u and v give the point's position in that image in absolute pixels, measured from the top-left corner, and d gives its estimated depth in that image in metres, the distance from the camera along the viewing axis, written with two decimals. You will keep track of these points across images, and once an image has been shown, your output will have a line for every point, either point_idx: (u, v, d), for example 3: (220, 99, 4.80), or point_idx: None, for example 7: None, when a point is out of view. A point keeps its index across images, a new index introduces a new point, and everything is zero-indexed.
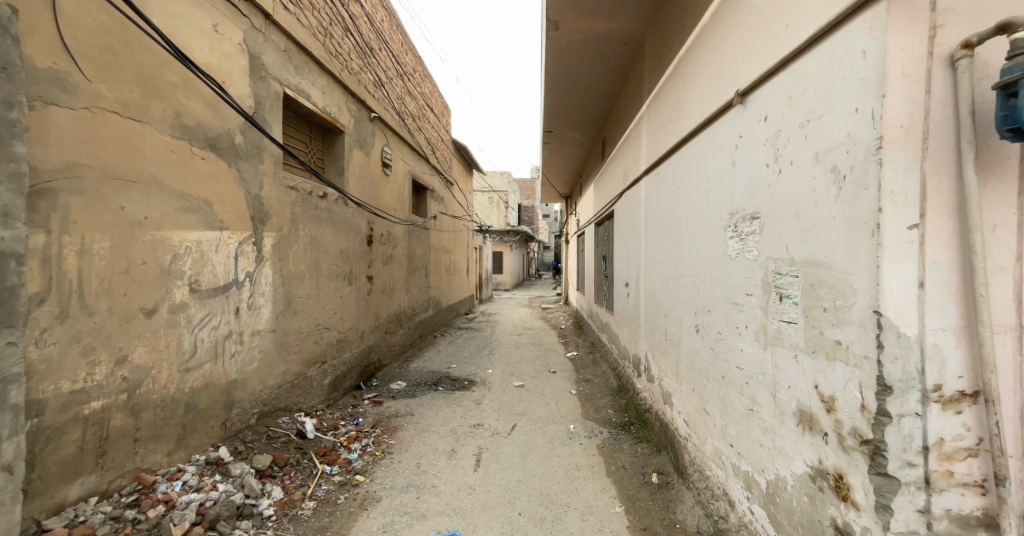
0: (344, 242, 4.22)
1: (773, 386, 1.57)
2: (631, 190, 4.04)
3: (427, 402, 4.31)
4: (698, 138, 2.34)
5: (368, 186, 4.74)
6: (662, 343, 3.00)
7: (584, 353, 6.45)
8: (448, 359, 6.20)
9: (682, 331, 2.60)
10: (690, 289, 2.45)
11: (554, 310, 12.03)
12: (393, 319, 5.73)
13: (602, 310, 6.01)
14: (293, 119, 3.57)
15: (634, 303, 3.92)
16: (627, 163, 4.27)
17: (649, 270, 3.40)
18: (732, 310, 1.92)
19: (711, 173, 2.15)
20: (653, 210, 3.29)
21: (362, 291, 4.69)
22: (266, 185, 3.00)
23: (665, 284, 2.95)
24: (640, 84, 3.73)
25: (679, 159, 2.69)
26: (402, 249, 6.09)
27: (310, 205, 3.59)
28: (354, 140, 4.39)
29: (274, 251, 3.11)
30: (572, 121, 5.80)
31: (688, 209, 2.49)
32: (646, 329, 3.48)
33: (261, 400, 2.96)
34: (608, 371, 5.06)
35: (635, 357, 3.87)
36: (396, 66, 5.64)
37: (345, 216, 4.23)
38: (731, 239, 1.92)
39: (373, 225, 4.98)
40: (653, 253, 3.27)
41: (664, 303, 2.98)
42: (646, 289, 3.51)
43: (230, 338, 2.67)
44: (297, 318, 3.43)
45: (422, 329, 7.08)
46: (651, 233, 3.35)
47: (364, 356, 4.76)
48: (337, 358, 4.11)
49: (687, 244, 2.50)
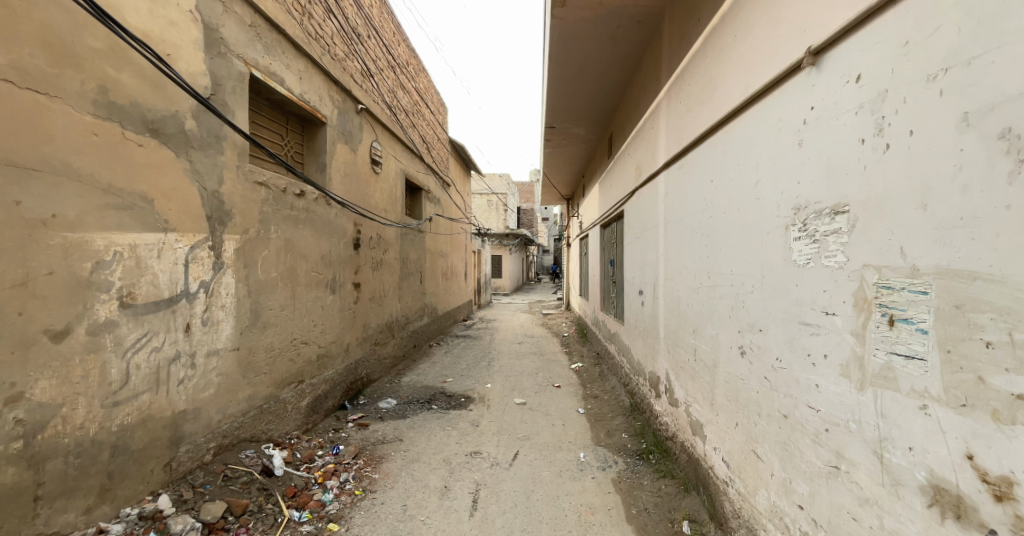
0: (326, 247, 3.79)
1: (880, 441, 1.16)
2: (646, 187, 3.62)
3: (419, 424, 3.86)
4: (741, 119, 1.93)
5: (354, 184, 4.32)
6: (690, 364, 2.59)
7: (590, 365, 6.00)
8: (443, 371, 5.75)
9: (719, 352, 2.18)
10: (731, 302, 2.04)
11: (555, 316, 11.58)
12: (384, 330, 5.29)
13: (610, 318, 5.57)
14: (265, 107, 3.15)
15: (651, 314, 3.49)
16: (640, 158, 3.86)
17: (670, 277, 2.99)
18: (800, 333, 1.50)
19: (762, 159, 1.75)
20: (675, 209, 2.88)
21: (347, 300, 4.26)
22: (227, 180, 2.57)
23: (694, 295, 2.53)
24: (657, 68, 3.32)
25: (711, 147, 2.28)
26: (394, 254, 5.66)
27: (284, 204, 3.16)
28: (338, 133, 3.96)
29: (238, 257, 2.68)
30: (576, 115, 5.39)
31: (726, 205, 2.08)
32: (667, 345, 3.05)
33: (220, 432, 2.52)
34: (619, 387, 4.62)
35: (653, 375, 3.43)
36: (386, 56, 5.24)
37: (326, 217, 3.80)
38: (797, 241, 1.51)
39: (360, 227, 4.56)
40: (676, 258, 2.86)
41: (691, 316, 2.57)
42: (666, 299, 3.09)
43: (177, 362, 2.23)
44: (268, 333, 2.99)
45: (416, 339, 6.64)
46: (672, 237, 2.94)
47: (350, 372, 4.32)
48: (317, 376, 3.67)
49: (726, 248, 2.09)
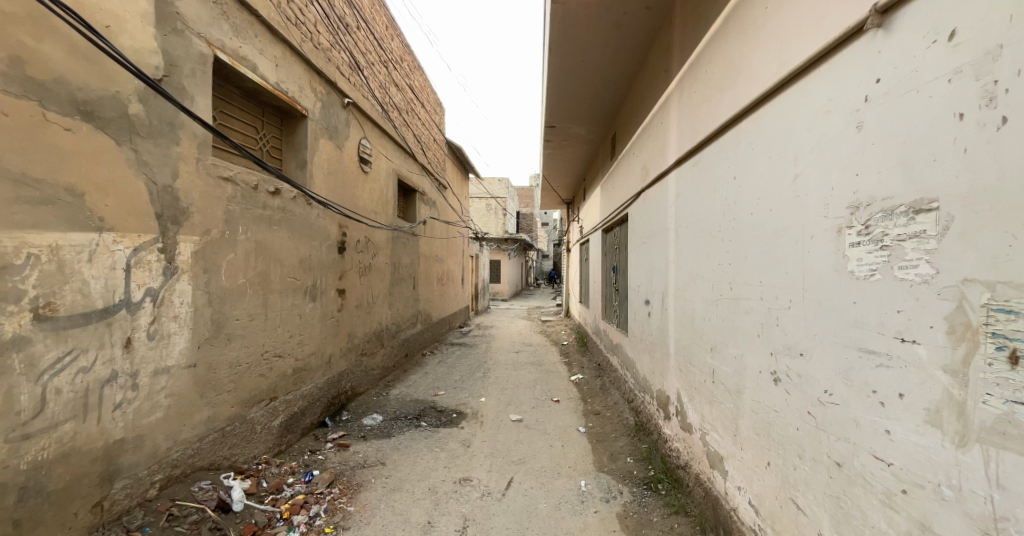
0: (305, 250, 3.48)
1: (992, 520, 0.85)
2: (654, 188, 3.34)
3: (405, 444, 3.54)
4: (774, 103, 1.64)
5: (339, 184, 4.03)
6: (708, 386, 2.28)
7: (590, 378, 5.67)
8: (435, 383, 5.43)
9: (745, 375, 1.88)
10: (761, 317, 1.74)
11: (554, 323, 11.27)
12: (371, 339, 4.98)
13: (613, 328, 5.26)
14: (236, 97, 2.87)
15: (659, 327, 3.18)
16: (647, 157, 3.58)
17: (683, 286, 2.70)
18: (859, 362, 1.20)
19: (804, 148, 1.46)
20: (688, 210, 2.59)
21: (330, 308, 3.95)
22: (185, 174, 2.27)
23: (712, 306, 2.24)
24: (667, 59, 3.05)
25: (734, 139, 1.99)
26: (384, 258, 5.36)
27: (255, 203, 2.86)
28: (321, 127, 3.68)
29: (197, 261, 2.37)
30: (577, 113, 5.12)
31: (755, 204, 1.79)
32: (679, 362, 2.75)
33: (168, 462, 2.21)
34: (623, 404, 4.30)
35: (662, 395, 3.11)
36: (378, 50, 4.98)
37: (306, 218, 3.50)
38: (855, 247, 1.21)
39: (346, 229, 4.26)
40: (690, 264, 2.56)
41: (709, 331, 2.27)
42: (678, 312, 2.79)
43: (114, 383, 1.93)
44: (233, 346, 2.67)
45: (408, 348, 6.32)
46: (685, 242, 2.65)
47: (332, 386, 4.00)
48: (292, 392, 3.35)
49: (755, 255, 1.79)
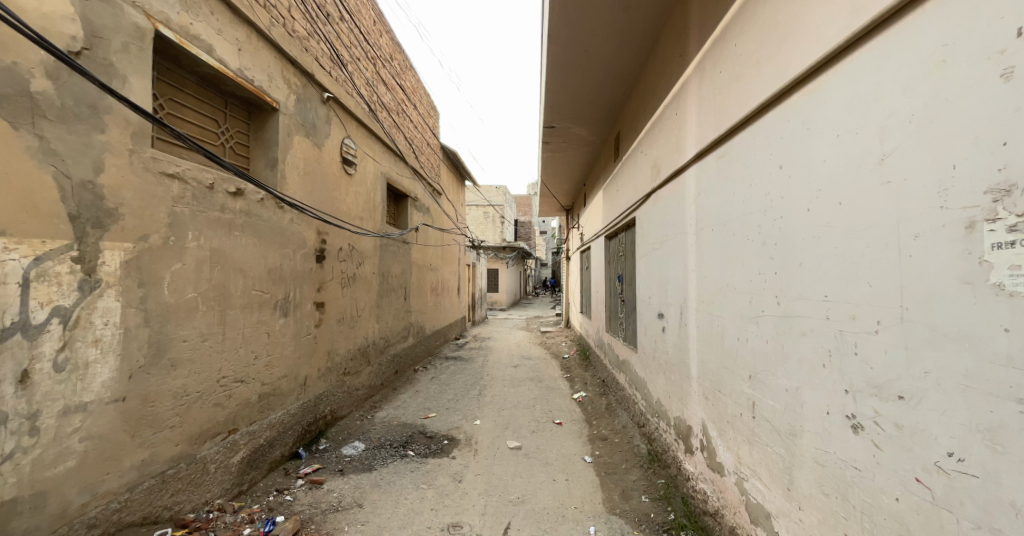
0: (274, 260, 3.08)
1: None
2: (667, 188, 2.98)
3: (387, 480, 3.11)
4: (846, 67, 1.30)
5: (317, 186, 3.66)
6: (746, 423, 1.88)
7: (594, 396, 5.25)
8: (425, 404, 4.98)
9: (802, 415, 1.50)
10: (827, 340, 1.37)
11: (553, 334, 10.84)
12: (355, 357, 4.56)
13: (618, 342, 4.86)
14: (190, 84, 2.52)
15: (678, 345, 2.78)
16: (658, 154, 3.23)
17: (706, 300, 2.33)
18: (1017, 420, 0.84)
19: (899, 119, 1.11)
20: (712, 210, 2.23)
21: (306, 324, 3.54)
22: (112, 168, 1.88)
23: (748, 325, 1.87)
24: (682, 42, 2.72)
25: (778, 119, 1.64)
26: (371, 268, 4.95)
27: (212, 205, 2.47)
28: (296, 123, 3.31)
29: (129, 272, 1.96)
30: (579, 111, 4.79)
31: (813, 197, 1.44)
32: (704, 389, 2.35)
33: (83, 522, 1.77)
34: (633, 428, 3.89)
35: (683, 424, 2.69)
36: (364, 45, 4.66)
37: (277, 224, 3.11)
38: (1004, 250, 0.87)
39: (326, 237, 3.87)
40: (716, 274, 2.19)
41: (745, 354, 1.90)
42: (702, 329, 2.40)
43: (2, 429, 1.51)
44: (178, 374, 2.25)
45: (397, 365, 5.89)
46: (708, 248, 2.29)
47: (308, 411, 3.58)
48: (257, 421, 2.92)
49: (813, 263, 1.44)
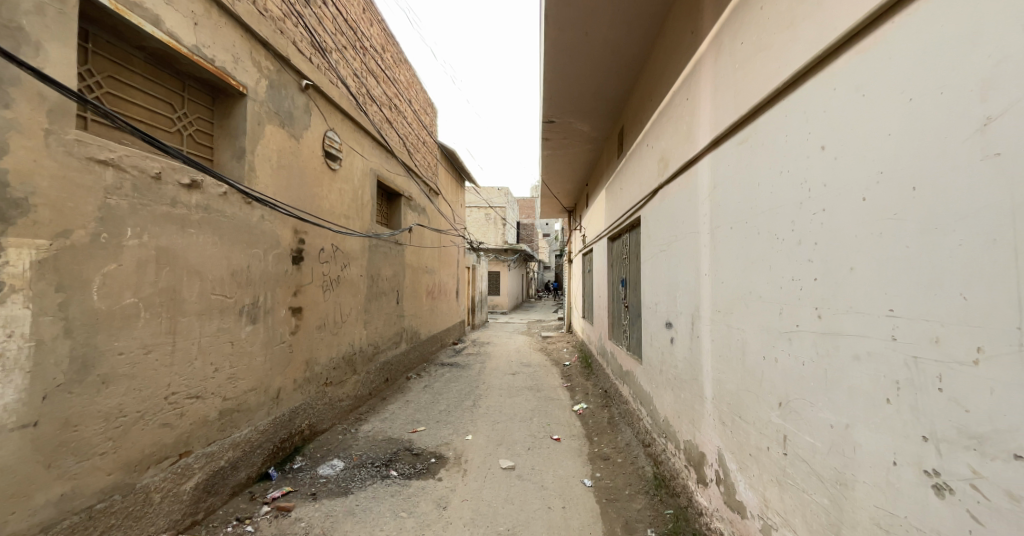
0: (240, 261, 2.79)
1: None
2: (676, 182, 2.66)
3: (363, 507, 2.79)
4: (922, 9, 0.98)
5: (293, 181, 3.37)
6: (773, 460, 1.55)
7: (596, 408, 4.91)
8: (414, 415, 4.66)
9: (853, 462, 1.17)
10: (895, 368, 1.04)
11: (554, 340, 10.49)
12: (339, 365, 4.25)
13: (621, 351, 4.53)
14: (138, 62, 2.27)
15: (689, 360, 2.45)
16: (666, 146, 2.91)
17: (723, 309, 2.00)
18: None
19: (1015, 66, 0.79)
20: (732, 204, 1.91)
21: (279, 331, 3.25)
22: (20, 150, 1.60)
23: (776, 341, 1.54)
24: (695, 16, 2.41)
25: (820, 89, 1.32)
26: (358, 270, 4.65)
27: (159, 197, 2.19)
28: (268, 111, 3.03)
29: (43, 274, 1.68)
30: (580, 104, 4.49)
31: (871, 182, 1.12)
32: (721, 413, 2.01)
33: None
34: (638, 448, 3.55)
35: (695, 451, 2.36)
36: (351, 33, 4.38)
37: (244, 221, 2.82)
38: None
39: (305, 236, 3.58)
40: (736, 280, 1.86)
41: (772, 377, 1.57)
42: (718, 343, 2.07)
43: None
44: (111, 392, 1.96)
45: (387, 372, 5.58)
46: (726, 250, 1.97)
47: (282, 426, 3.27)
48: (217, 441, 2.61)
49: (871, 266, 1.12)
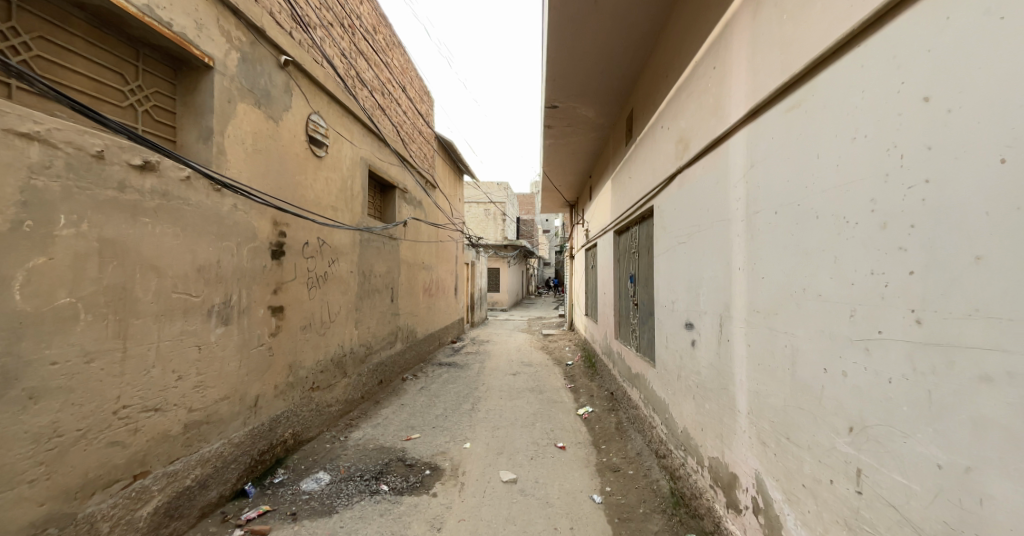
0: (208, 256, 2.47)
1: None
2: (700, 165, 2.35)
3: (348, 530, 2.49)
4: None
5: (272, 166, 3.05)
6: (838, 498, 1.26)
7: (602, 412, 4.62)
8: (409, 421, 4.36)
9: (979, 518, 0.87)
10: None
11: (556, 338, 10.20)
12: (327, 368, 3.95)
13: (630, 352, 4.23)
14: (78, 22, 1.95)
15: (717, 366, 2.15)
16: (687, 125, 2.59)
17: (765, 309, 1.70)
18: None
19: None
20: (777, 185, 1.60)
21: (257, 333, 2.94)
22: None
23: (845, 350, 1.23)
24: None
25: (918, 25, 1.01)
26: (348, 266, 4.35)
27: (102, 180, 1.89)
28: (240, 87, 2.71)
29: None
30: (586, 86, 4.16)
31: (1010, 139, 0.81)
32: (761, 431, 1.71)
33: None
34: (651, 458, 3.25)
35: (725, 472, 2.06)
36: (339, 9, 4.06)
37: (213, 211, 2.51)
38: None
39: (286, 229, 3.27)
40: (783, 275, 1.56)
41: (839, 395, 1.26)
42: (755, 349, 1.77)
43: None
44: (41, 409, 1.67)
45: (381, 374, 5.28)
46: (768, 240, 1.66)
47: (260, 437, 2.97)
48: (182, 459, 2.31)
49: (1014, 254, 0.81)
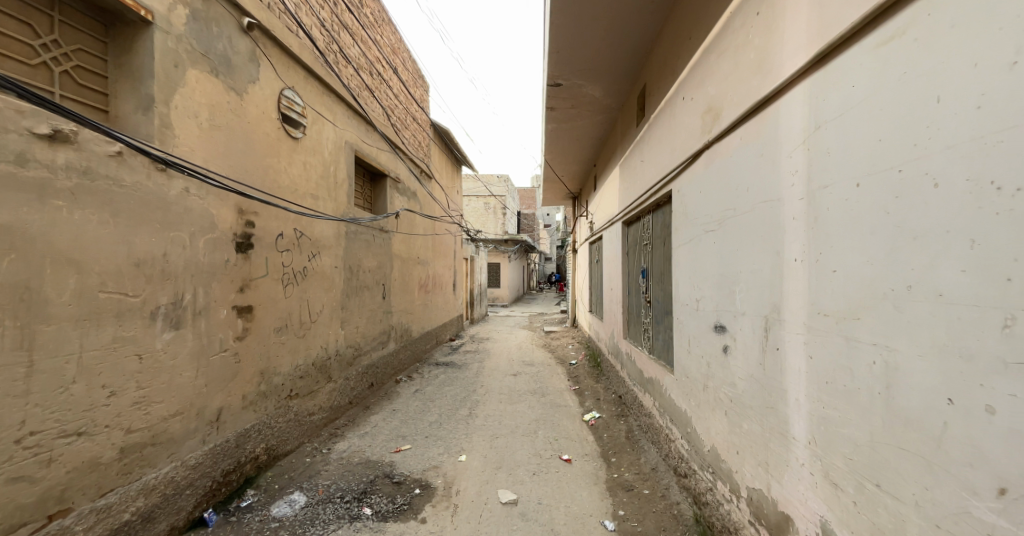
0: (150, 249, 2.08)
1: None
2: (738, 135, 1.96)
3: None
4: None
5: (235, 146, 2.66)
6: None
7: (611, 418, 4.25)
8: (399, 430, 3.99)
9: None
10: None
11: (558, 335, 9.82)
12: (308, 374, 3.57)
13: (642, 354, 3.85)
14: None
15: (760, 381, 1.76)
16: (717, 91, 2.20)
17: (834, 311, 1.32)
18: None
19: None
20: (859, 150, 1.22)
21: (218, 338, 2.56)
22: None
23: (995, 376, 0.87)
24: None
25: None
26: (331, 261, 3.96)
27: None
28: (190, 50, 2.30)
29: None
30: (593, 61, 3.75)
31: None
32: (832, 470, 1.34)
33: None
34: (670, 476, 2.87)
35: (773, 511, 1.67)
36: None
37: (157, 196, 2.11)
38: None
39: (254, 218, 2.88)
40: (871, 267, 1.18)
41: (980, 440, 0.90)
42: (820, 363, 1.40)
43: None
44: None
45: (371, 376, 4.91)
46: (843, 222, 1.28)
47: (225, 456, 2.60)
48: (117, 491, 1.93)
49: None
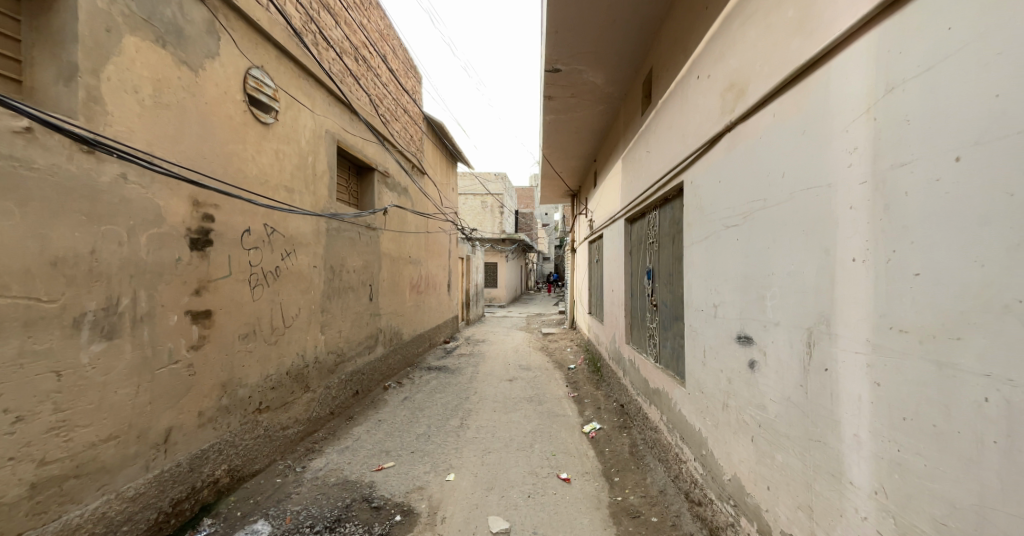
0: (73, 245, 1.76)
1: None
2: (769, 112, 1.65)
3: None
4: None
5: (189, 128, 2.33)
6: None
7: (614, 430, 3.93)
8: (383, 444, 3.67)
9: None
10: None
11: (557, 337, 9.50)
12: (281, 384, 3.25)
13: (647, 362, 3.53)
14: None
15: (802, 407, 1.45)
16: (741, 63, 1.89)
17: (916, 329, 1.01)
18: None
19: None
20: (958, 114, 0.91)
21: (168, 348, 2.24)
22: None
23: None
24: None
25: None
26: (309, 260, 3.64)
27: None
28: (128, 13, 1.99)
29: None
30: (594, 43, 3.44)
31: None
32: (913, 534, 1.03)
33: None
34: (682, 503, 2.56)
35: None
36: None
37: (83, 182, 1.79)
38: None
39: (214, 212, 2.55)
40: (981, 271, 0.87)
41: None
42: (891, 394, 1.09)
43: None
44: None
45: (356, 384, 4.58)
46: (931, 211, 0.98)
47: (174, 482, 2.28)
48: None
49: None
